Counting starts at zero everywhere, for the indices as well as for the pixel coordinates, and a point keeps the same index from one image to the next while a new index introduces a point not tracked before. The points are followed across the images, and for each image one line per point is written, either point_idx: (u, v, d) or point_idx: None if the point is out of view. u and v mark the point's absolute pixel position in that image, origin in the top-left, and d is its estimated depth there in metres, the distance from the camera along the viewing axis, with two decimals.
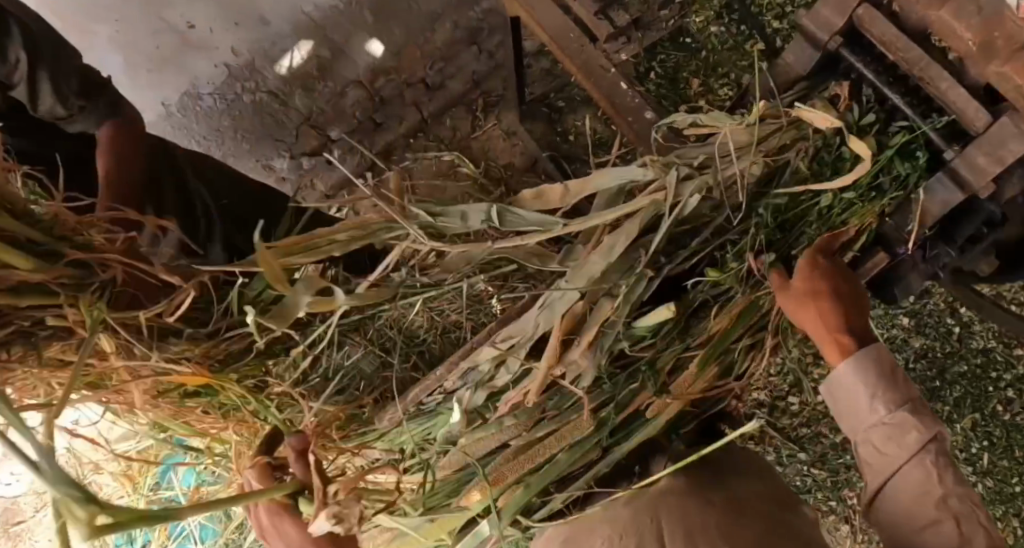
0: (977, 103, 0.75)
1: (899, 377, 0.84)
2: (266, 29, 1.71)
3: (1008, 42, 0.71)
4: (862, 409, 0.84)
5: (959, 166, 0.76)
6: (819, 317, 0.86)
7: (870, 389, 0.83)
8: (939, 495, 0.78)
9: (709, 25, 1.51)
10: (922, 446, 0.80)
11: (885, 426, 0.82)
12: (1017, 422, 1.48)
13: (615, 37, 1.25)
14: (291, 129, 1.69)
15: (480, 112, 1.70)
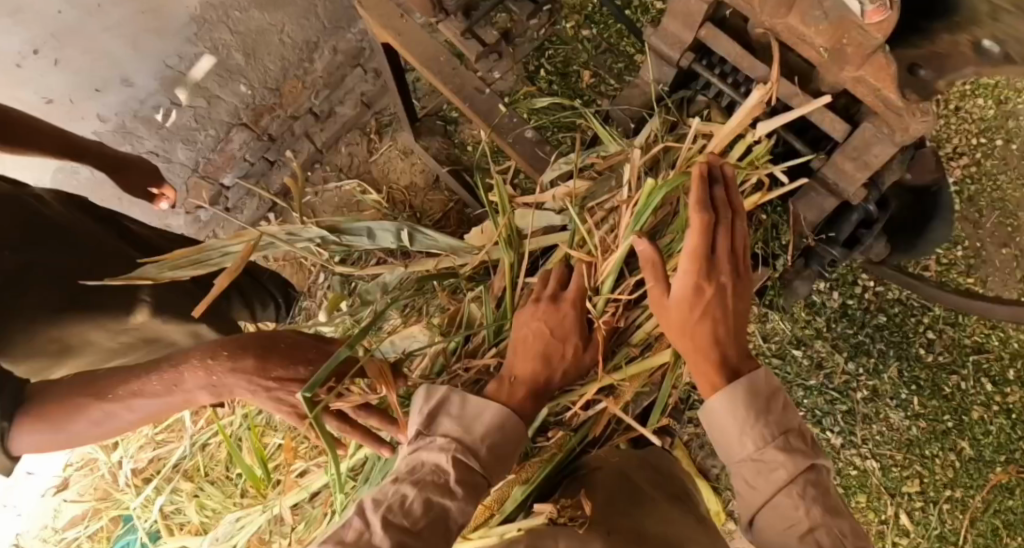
0: (833, 115, 0.76)
1: (773, 409, 0.83)
2: (129, 91, 1.43)
3: (857, 49, 0.69)
4: (734, 441, 0.83)
5: (828, 174, 0.80)
6: (689, 349, 0.84)
7: (742, 423, 0.81)
8: (804, 527, 0.77)
9: (579, 31, 1.48)
10: (790, 479, 0.79)
11: (753, 461, 0.81)
12: (941, 361, 1.55)
13: (486, 54, 1.21)
14: (180, 181, 1.62)
15: (375, 134, 1.73)
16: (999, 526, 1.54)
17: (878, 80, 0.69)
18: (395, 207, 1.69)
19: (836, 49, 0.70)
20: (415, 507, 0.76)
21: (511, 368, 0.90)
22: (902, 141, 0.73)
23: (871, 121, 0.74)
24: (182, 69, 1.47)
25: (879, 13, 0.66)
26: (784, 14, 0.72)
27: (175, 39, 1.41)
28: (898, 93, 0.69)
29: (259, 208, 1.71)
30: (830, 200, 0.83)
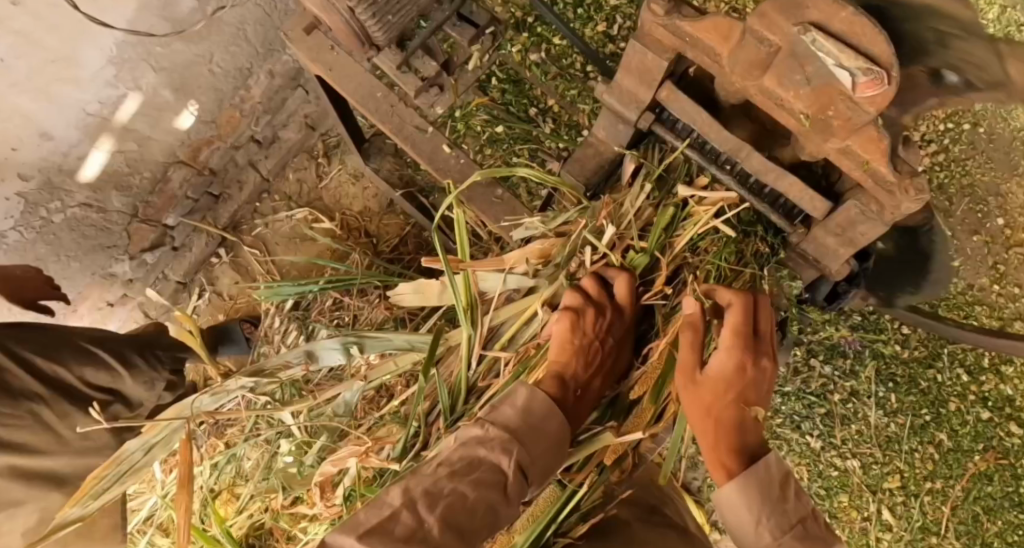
0: (812, 192, 0.73)
1: (791, 488, 0.82)
2: (50, 145, 1.32)
3: (843, 122, 0.66)
4: (747, 522, 0.80)
5: (806, 248, 0.78)
6: (721, 427, 0.86)
7: (765, 501, 0.80)
8: None
9: (527, 55, 1.20)
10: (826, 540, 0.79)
11: (790, 535, 0.79)
12: (916, 355, 1.54)
13: (427, 88, 1.11)
14: (120, 228, 1.53)
15: (322, 157, 1.66)
16: (979, 513, 1.55)
17: (867, 152, 0.67)
18: (348, 235, 1.61)
19: (818, 119, 0.67)
20: (475, 502, 0.75)
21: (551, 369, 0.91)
22: (892, 218, 0.71)
23: (857, 197, 0.72)
24: (106, 115, 1.36)
25: (872, 88, 0.61)
26: (757, 76, 0.68)
27: (92, 85, 1.30)
28: (888, 166, 0.67)
29: (210, 244, 1.65)
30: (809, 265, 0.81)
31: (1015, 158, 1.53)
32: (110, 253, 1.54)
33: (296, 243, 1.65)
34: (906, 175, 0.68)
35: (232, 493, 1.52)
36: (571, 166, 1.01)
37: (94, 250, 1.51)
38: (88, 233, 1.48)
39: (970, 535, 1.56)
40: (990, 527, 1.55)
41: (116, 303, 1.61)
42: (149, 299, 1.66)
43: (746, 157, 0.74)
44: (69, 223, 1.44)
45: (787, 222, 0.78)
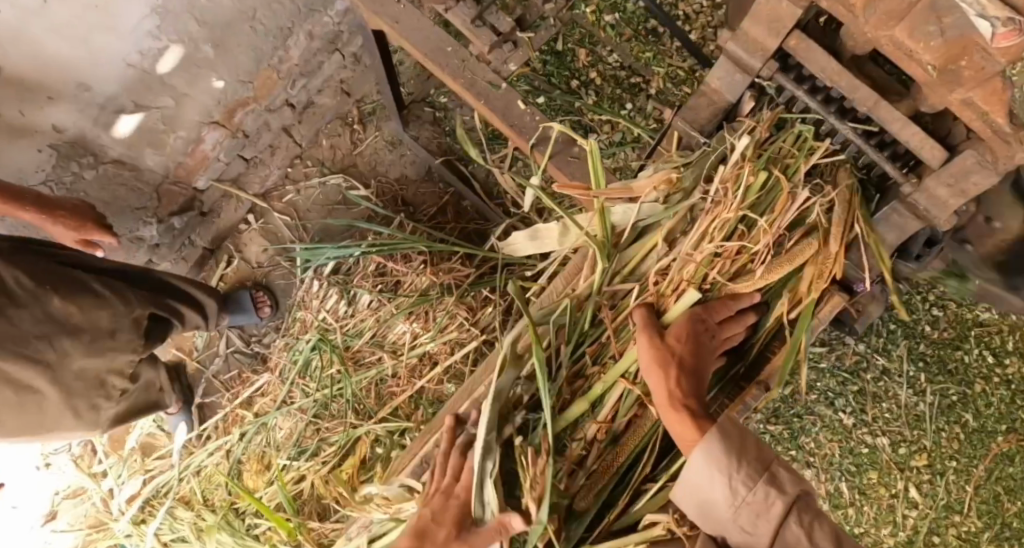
0: (933, 142, 0.75)
1: (754, 461, 0.79)
2: (87, 97, 1.26)
3: (975, 72, 0.66)
4: (719, 491, 0.79)
5: (917, 201, 0.79)
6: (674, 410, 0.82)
7: (726, 471, 0.78)
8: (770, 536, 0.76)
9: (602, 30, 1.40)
10: (784, 512, 0.77)
11: (748, 504, 0.78)
12: (944, 337, 1.57)
13: (501, 44, 1.07)
14: (150, 189, 1.48)
15: (357, 124, 1.62)
16: (1000, 492, 1.58)
17: (987, 104, 0.68)
18: (386, 201, 1.58)
19: (947, 70, 0.68)
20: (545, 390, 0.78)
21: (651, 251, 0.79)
22: (1006, 171, 0.72)
23: (974, 148, 0.74)
24: (145, 68, 1.30)
25: (1009, 38, 0.60)
26: (891, 27, 0.68)
27: (131, 35, 1.23)
28: (1007, 118, 0.68)
29: (239, 209, 1.62)
30: (912, 223, 0.81)
31: None
32: (139, 215, 1.49)
33: (330, 211, 1.61)
34: None
35: (260, 464, 1.47)
36: (683, 115, 0.88)
37: (123, 211, 1.46)
38: (120, 193, 1.43)
39: (991, 515, 1.58)
40: (1011, 507, 1.58)
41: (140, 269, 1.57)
42: (174, 265, 1.61)
43: (874, 106, 0.76)
44: (100, 181, 1.38)
45: (900, 172, 0.80)
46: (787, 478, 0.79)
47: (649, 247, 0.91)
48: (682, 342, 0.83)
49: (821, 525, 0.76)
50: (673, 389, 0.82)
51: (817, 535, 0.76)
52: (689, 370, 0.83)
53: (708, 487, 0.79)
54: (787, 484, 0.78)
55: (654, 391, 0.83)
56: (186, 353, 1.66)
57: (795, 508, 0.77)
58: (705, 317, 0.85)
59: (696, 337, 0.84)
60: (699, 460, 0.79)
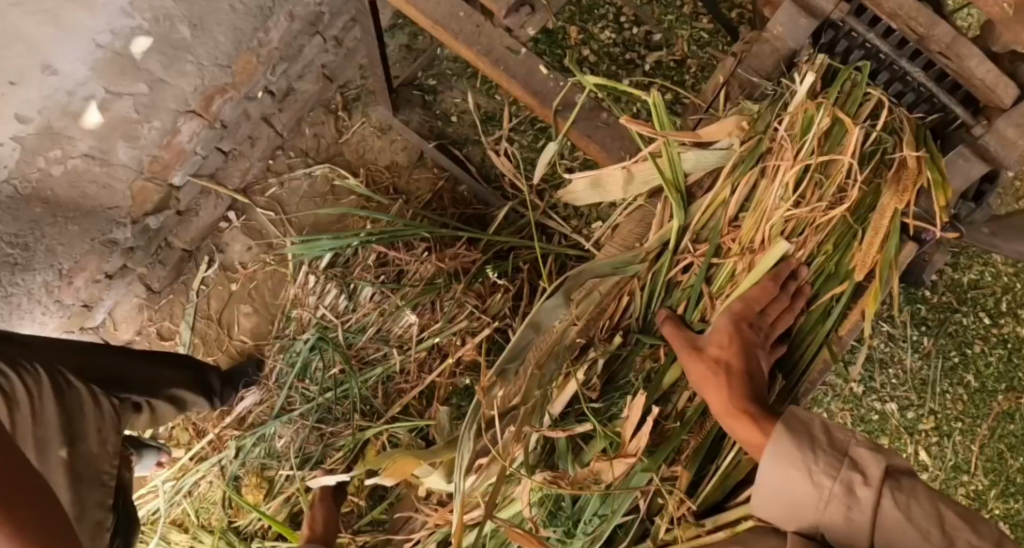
0: (1007, 80, 0.74)
1: (823, 442, 0.76)
2: (54, 82, 1.15)
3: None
4: (803, 486, 0.74)
5: (987, 143, 0.77)
6: (725, 398, 0.80)
7: (804, 463, 0.74)
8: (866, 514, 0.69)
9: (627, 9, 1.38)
10: (875, 488, 0.70)
11: (837, 489, 0.72)
12: (943, 300, 1.59)
13: (518, 7, 1.02)
14: (123, 187, 1.36)
15: (342, 111, 1.54)
16: (1003, 450, 1.61)
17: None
18: (377, 189, 1.50)
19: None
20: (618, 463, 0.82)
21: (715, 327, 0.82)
22: None
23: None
24: (118, 50, 1.20)
25: None
26: None
27: (106, 12, 1.13)
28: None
29: (218, 206, 1.51)
30: (976, 166, 0.79)
31: None
32: (112, 216, 1.37)
33: (318, 202, 1.53)
34: None
35: (261, 480, 1.35)
36: (746, 66, 0.84)
37: (95, 211, 1.34)
38: (90, 190, 1.31)
39: (996, 471, 1.61)
40: (1014, 463, 1.61)
41: (115, 275, 1.44)
42: (151, 270, 1.49)
43: (953, 45, 0.75)
44: (68, 178, 1.27)
45: (968, 114, 0.79)
46: (871, 460, 0.73)
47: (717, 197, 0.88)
48: (724, 348, 0.82)
49: (920, 501, 0.68)
50: (726, 396, 0.80)
51: (915, 512, 0.67)
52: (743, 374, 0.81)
53: (791, 488, 0.74)
54: (871, 467, 0.72)
55: (710, 401, 0.81)
56: None
57: (886, 490, 0.70)
58: (751, 321, 0.83)
59: (741, 341, 0.82)
60: (769, 458, 0.75)
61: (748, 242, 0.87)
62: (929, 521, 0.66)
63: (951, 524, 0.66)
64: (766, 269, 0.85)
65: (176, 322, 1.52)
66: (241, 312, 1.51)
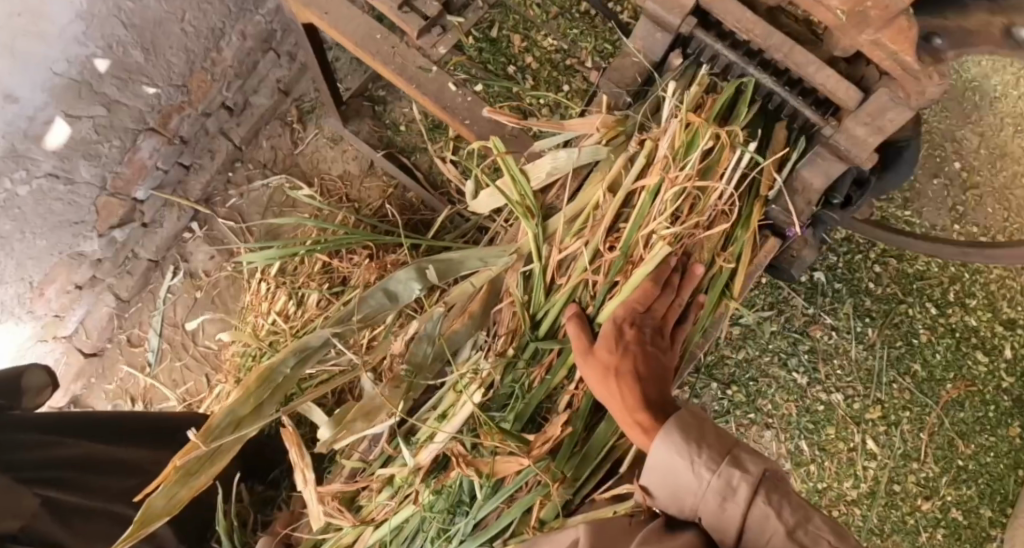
0: (849, 83, 0.78)
1: (709, 434, 0.74)
2: (14, 110, 1.21)
3: (881, 11, 0.68)
4: (687, 481, 0.72)
5: (839, 141, 0.82)
6: (621, 394, 0.78)
7: (687, 458, 0.72)
8: (742, 514, 0.69)
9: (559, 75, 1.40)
10: (753, 490, 0.69)
11: (715, 488, 0.71)
12: (888, 292, 1.62)
13: (428, 29, 1.09)
14: (87, 203, 1.43)
15: (297, 122, 1.62)
16: (954, 437, 1.63)
17: (896, 43, 0.70)
18: (330, 199, 1.57)
19: (855, 12, 0.70)
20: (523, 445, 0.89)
21: (619, 329, 0.82)
22: (917, 107, 0.76)
23: (886, 86, 0.77)
24: (73, 76, 1.26)
25: None
26: None
27: (60, 41, 1.20)
28: (914, 55, 0.71)
29: (182, 218, 1.59)
30: (836, 165, 0.84)
31: (966, 110, 1.68)
32: (78, 230, 1.44)
33: (276, 212, 1.60)
34: (930, 62, 0.73)
35: None
36: (608, 77, 0.90)
37: (61, 227, 1.41)
38: (55, 208, 1.38)
39: (947, 459, 1.63)
40: (964, 450, 1.63)
41: (84, 286, 1.52)
42: (119, 280, 1.58)
43: (791, 53, 0.79)
44: (35, 196, 1.33)
45: (820, 116, 0.83)
46: (749, 456, 0.72)
47: (589, 205, 0.92)
48: (611, 350, 0.81)
49: (790, 501, 0.68)
50: (624, 396, 0.78)
51: (785, 512, 0.68)
52: (631, 373, 0.79)
53: (676, 479, 0.73)
54: (750, 464, 0.71)
55: (606, 400, 0.79)
56: (137, 369, 1.59)
57: (762, 488, 0.70)
58: (640, 322, 0.84)
59: (631, 342, 0.82)
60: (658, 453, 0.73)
61: (628, 249, 0.89)
62: (795, 522, 0.67)
63: (814, 525, 0.67)
64: (650, 275, 0.86)
65: (144, 329, 1.61)
66: (205, 318, 1.60)
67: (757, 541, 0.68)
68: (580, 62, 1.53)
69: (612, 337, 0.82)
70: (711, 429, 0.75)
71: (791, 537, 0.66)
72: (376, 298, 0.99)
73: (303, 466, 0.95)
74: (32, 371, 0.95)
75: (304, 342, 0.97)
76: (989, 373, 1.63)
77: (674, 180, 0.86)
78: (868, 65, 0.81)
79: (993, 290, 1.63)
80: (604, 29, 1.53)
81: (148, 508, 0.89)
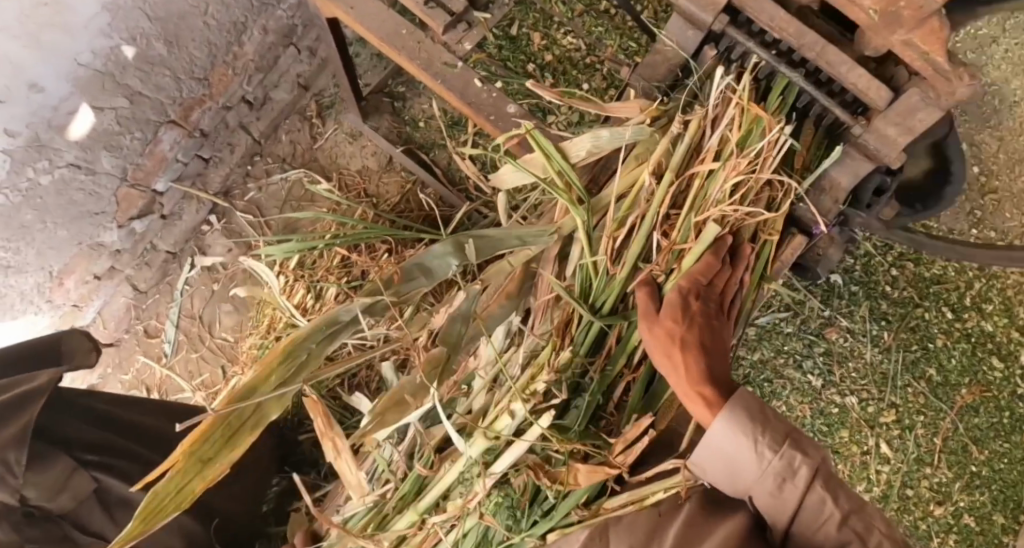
0: (879, 82, 0.78)
1: (772, 416, 0.79)
2: (39, 99, 1.22)
3: (913, 12, 0.69)
4: (747, 459, 0.78)
5: (868, 141, 0.82)
6: (685, 366, 0.81)
7: (752, 438, 0.77)
8: (800, 498, 0.76)
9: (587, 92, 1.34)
10: (812, 477, 0.76)
11: (774, 469, 0.77)
12: (904, 295, 1.62)
13: (454, 25, 1.09)
14: (108, 194, 1.44)
15: (316, 117, 1.62)
16: (969, 442, 1.63)
17: (927, 44, 0.72)
18: (349, 194, 1.58)
19: (888, 13, 0.71)
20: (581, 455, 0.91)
21: (682, 301, 0.84)
22: (948, 107, 0.76)
23: (917, 86, 0.77)
24: (97, 67, 1.27)
25: None
26: None
27: (85, 33, 1.21)
28: (945, 56, 0.72)
29: (200, 210, 1.60)
30: (863, 165, 0.84)
31: (987, 114, 1.66)
32: (99, 221, 1.45)
33: (294, 206, 1.61)
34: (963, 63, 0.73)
35: None
36: (642, 72, 0.92)
37: (82, 217, 1.42)
38: (76, 199, 1.39)
39: (961, 465, 1.63)
40: (978, 455, 1.62)
41: (103, 276, 1.53)
42: (138, 271, 1.59)
43: (822, 52, 0.79)
44: (57, 186, 1.34)
45: (850, 115, 0.83)
46: (810, 443, 0.77)
47: (634, 189, 0.93)
48: (677, 322, 0.83)
49: (845, 491, 0.76)
50: (688, 368, 0.81)
51: (842, 501, 0.75)
52: (695, 346, 0.82)
53: (736, 455, 0.78)
54: (810, 449, 0.77)
55: (669, 370, 0.82)
56: (154, 360, 1.60)
57: (820, 475, 0.76)
58: (700, 295, 0.86)
59: (693, 314, 0.84)
60: (724, 429, 0.78)
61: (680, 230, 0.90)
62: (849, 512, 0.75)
63: (868, 515, 0.75)
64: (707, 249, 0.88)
65: (161, 321, 1.63)
66: (222, 310, 1.61)
67: (811, 523, 0.76)
68: (599, 60, 1.53)
69: (676, 307, 0.84)
70: (773, 411, 0.80)
71: (844, 522, 0.75)
72: (410, 272, 0.98)
73: (341, 454, 0.96)
74: (75, 336, 0.99)
75: (335, 315, 0.97)
76: (1005, 379, 1.62)
77: (738, 167, 0.87)
78: (898, 65, 0.81)
79: (1010, 295, 1.63)
80: (624, 27, 1.53)
81: (153, 499, 0.86)
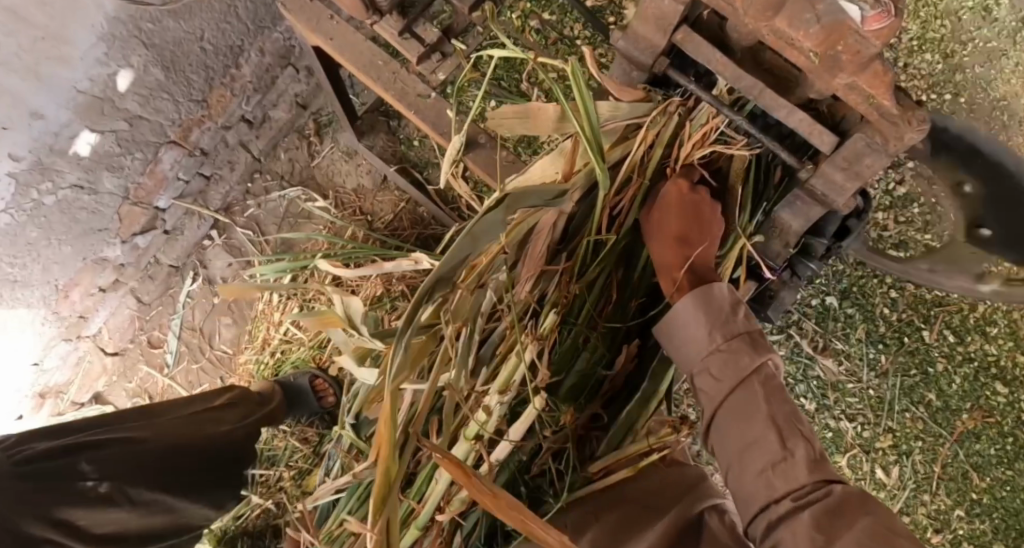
0: (822, 127, 0.77)
1: (739, 312, 0.85)
2: (40, 126, 1.28)
3: (852, 55, 0.67)
4: (699, 339, 0.84)
5: (816, 185, 0.81)
6: (670, 250, 0.90)
7: (709, 320, 0.83)
8: (735, 382, 0.80)
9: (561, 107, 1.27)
10: (753, 369, 0.80)
11: (720, 352, 0.82)
12: (903, 318, 1.58)
13: (429, 55, 1.12)
14: (110, 211, 1.50)
15: (314, 136, 1.64)
16: (969, 470, 1.59)
17: (872, 88, 0.69)
18: (343, 212, 1.61)
19: (828, 55, 0.68)
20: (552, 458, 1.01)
21: (677, 196, 0.91)
22: (895, 151, 0.74)
23: (863, 130, 0.75)
24: (96, 92, 1.32)
25: (879, 21, 0.64)
26: (770, 17, 0.68)
27: (81, 63, 1.26)
28: (891, 101, 0.70)
29: (201, 226, 1.64)
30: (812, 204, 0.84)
31: None
32: (102, 237, 1.51)
33: (292, 222, 1.65)
34: (907, 108, 0.71)
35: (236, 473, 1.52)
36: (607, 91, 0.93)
37: (86, 234, 1.48)
38: (79, 217, 1.44)
39: (960, 492, 1.59)
40: (978, 483, 1.58)
41: (108, 289, 1.59)
42: (141, 284, 1.64)
43: (761, 95, 0.78)
44: (61, 205, 1.40)
45: (796, 159, 0.82)
46: (765, 344, 0.82)
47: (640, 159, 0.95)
48: (674, 212, 0.90)
49: (782, 394, 0.79)
50: (672, 251, 0.89)
51: (774, 399, 0.78)
52: (678, 234, 0.89)
53: (691, 334, 0.85)
54: (762, 348, 0.81)
55: (658, 256, 0.91)
56: (157, 370, 1.66)
57: (761, 372, 0.80)
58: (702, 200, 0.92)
59: (692, 209, 0.91)
60: (686, 302, 0.85)
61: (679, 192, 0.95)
62: (778, 411, 0.78)
63: (796, 420, 0.77)
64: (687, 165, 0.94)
65: (163, 332, 1.67)
66: (221, 324, 1.65)
67: (738, 410, 0.79)
68: None
69: (677, 201, 0.91)
70: (744, 309, 0.85)
71: (769, 416, 0.77)
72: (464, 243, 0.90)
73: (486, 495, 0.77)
74: None
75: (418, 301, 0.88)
76: (1009, 405, 1.56)
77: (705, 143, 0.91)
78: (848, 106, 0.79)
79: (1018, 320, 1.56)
80: None
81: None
